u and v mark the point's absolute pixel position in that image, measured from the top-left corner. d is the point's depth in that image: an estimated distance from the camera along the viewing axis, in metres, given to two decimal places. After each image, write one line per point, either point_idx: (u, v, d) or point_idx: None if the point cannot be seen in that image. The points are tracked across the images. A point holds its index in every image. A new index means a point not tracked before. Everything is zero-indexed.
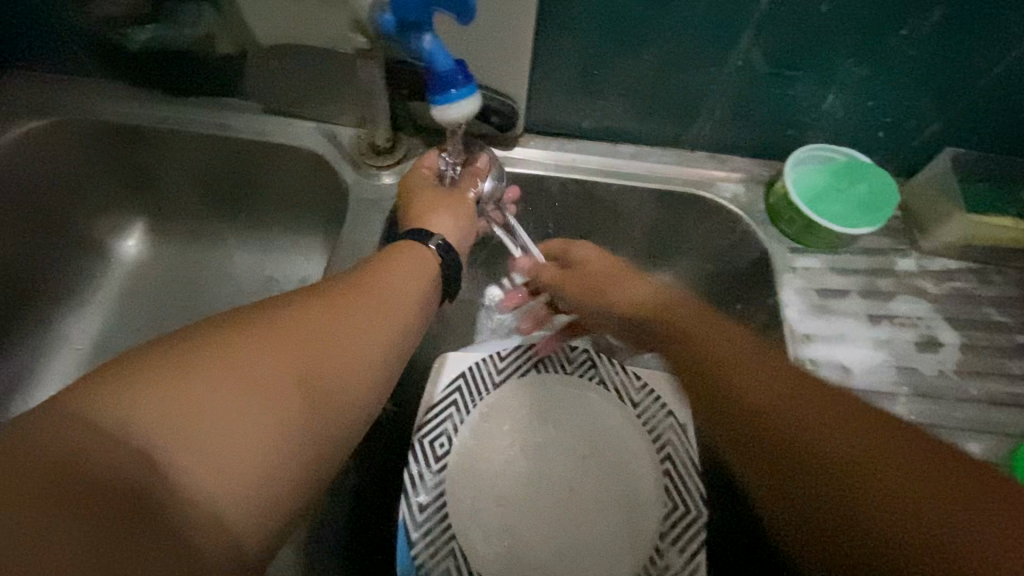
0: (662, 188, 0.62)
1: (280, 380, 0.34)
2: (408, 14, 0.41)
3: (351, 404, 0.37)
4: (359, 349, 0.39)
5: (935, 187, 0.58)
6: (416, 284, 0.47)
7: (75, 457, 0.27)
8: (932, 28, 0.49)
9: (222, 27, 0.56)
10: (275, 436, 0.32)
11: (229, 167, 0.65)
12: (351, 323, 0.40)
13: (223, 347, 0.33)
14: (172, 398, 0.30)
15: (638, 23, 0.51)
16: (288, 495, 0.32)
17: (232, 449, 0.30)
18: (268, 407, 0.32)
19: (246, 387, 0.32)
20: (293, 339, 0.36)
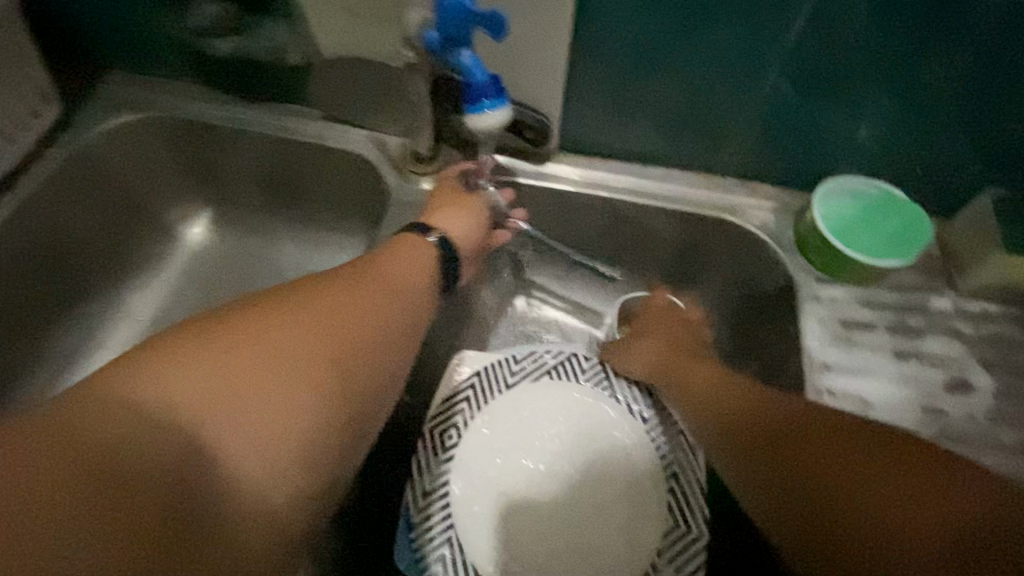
0: (688, 211, 0.63)
1: (283, 369, 0.39)
2: (452, 32, 0.45)
3: (367, 383, 0.43)
4: (359, 344, 0.43)
5: (975, 226, 0.57)
6: (419, 276, 0.52)
7: (111, 429, 0.33)
8: (964, 65, 0.49)
9: (291, 41, 0.63)
10: (299, 417, 0.38)
11: (288, 166, 0.72)
12: (353, 316, 0.44)
13: (225, 349, 0.38)
14: (217, 382, 0.36)
15: (667, 49, 0.53)
16: (309, 458, 0.38)
17: (254, 422, 0.36)
18: (272, 397, 0.38)
19: (249, 382, 0.37)
20: (306, 326, 0.42)
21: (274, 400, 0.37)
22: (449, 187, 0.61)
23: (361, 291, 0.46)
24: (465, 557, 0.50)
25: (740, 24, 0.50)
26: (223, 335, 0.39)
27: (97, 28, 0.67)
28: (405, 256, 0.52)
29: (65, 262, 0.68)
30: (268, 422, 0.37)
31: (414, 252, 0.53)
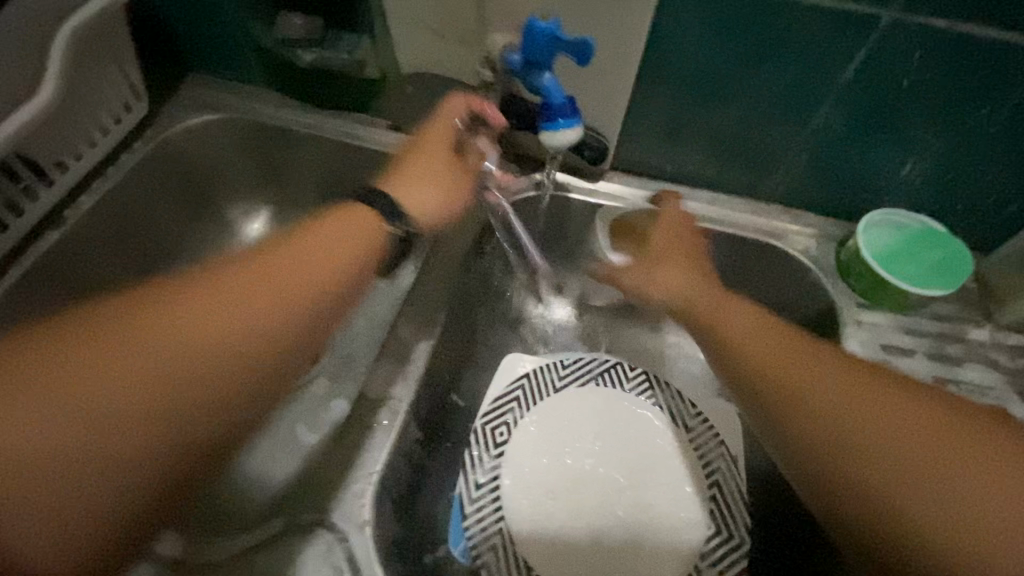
0: (734, 233, 0.66)
1: (97, 370, 0.39)
2: (536, 56, 0.49)
3: (235, 373, 0.43)
4: (204, 330, 0.43)
5: (1013, 262, 0.59)
6: (356, 247, 0.50)
7: None
8: (1011, 111, 0.52)
9: (371, 54, 0.67)
10: (125, 418, 0.39)
11: (351, 170, 0.76)
12: (206, 294, 0.44)
13: (33, 363, 0.39)
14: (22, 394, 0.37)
15: (729, 81, 0.57)
16: (140, 458, 0.40)
17: (51, 428, 0.37)
18: (127, 393, 0.40)
19: (127, 389, 0.39)
20: (138, 320, 0.42)
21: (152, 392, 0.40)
22: (438, 140, 0.56)
23: (262, 275, 0.46)
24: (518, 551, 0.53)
25: (801, 61, 0.54)
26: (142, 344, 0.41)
27: (189, 34, 0.73)
28: (335, 224, 0.50)
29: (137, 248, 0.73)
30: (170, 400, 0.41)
31: (357, 220, 0.51)
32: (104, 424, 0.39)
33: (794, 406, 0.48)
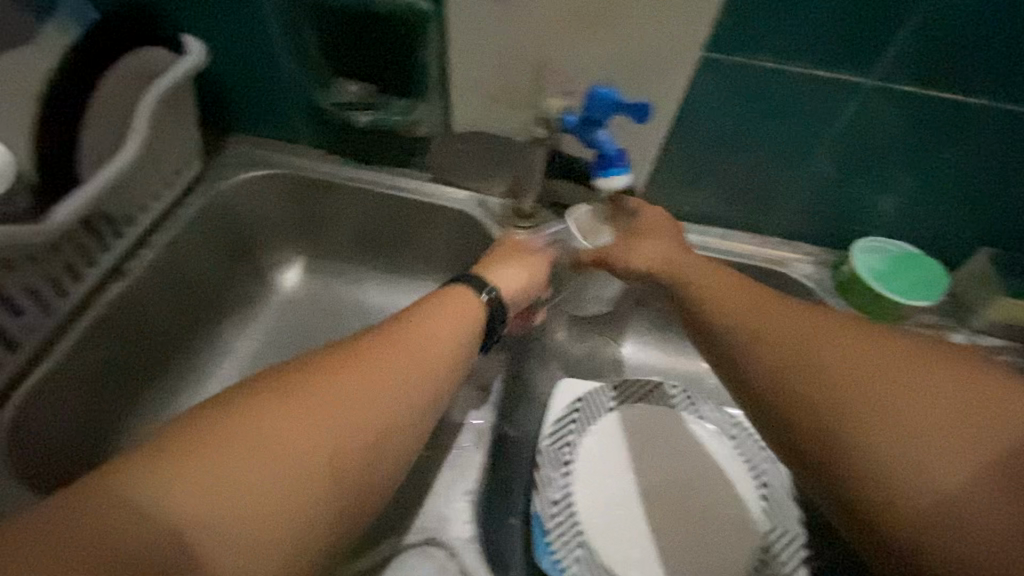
0: (744, 262, 0.77)
1: (350, 409, 0.43)
2: (592, 114, 0.57)
3: (323, 462, 0.40)
4: (348, 425, 0.43)
5: (978, 278, 0.70)
6: (463, 325, 0.56)
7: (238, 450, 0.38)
8: (967, 155, 0.64)
9: (425, 116, 0.73)
10: (279, 518, 0.38)
11: (390, 221, 0.83)
12: (341, 395, 0.44)
13: (231, 461, 0.38)
14: (193, 483, 0.36)
15: (740, 136, 0.67)
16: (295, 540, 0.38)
17: (230, 510, 0.36)
18: (280, 435, 0.40)
19: (263, 455, 0.39)
20: (326, 403, 0.43)
21: (305, 442, 0.40)
22: None
23: (365, 357, 0.47)
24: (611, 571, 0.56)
25: (794, 123, 0.65)
26: (182, 439, 0.38)
27: (244, 105, 0.79)
28: (447, 304, 0.57)
29: (179, 298, 0.76)
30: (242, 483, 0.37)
31: (429, 328, 0.53)
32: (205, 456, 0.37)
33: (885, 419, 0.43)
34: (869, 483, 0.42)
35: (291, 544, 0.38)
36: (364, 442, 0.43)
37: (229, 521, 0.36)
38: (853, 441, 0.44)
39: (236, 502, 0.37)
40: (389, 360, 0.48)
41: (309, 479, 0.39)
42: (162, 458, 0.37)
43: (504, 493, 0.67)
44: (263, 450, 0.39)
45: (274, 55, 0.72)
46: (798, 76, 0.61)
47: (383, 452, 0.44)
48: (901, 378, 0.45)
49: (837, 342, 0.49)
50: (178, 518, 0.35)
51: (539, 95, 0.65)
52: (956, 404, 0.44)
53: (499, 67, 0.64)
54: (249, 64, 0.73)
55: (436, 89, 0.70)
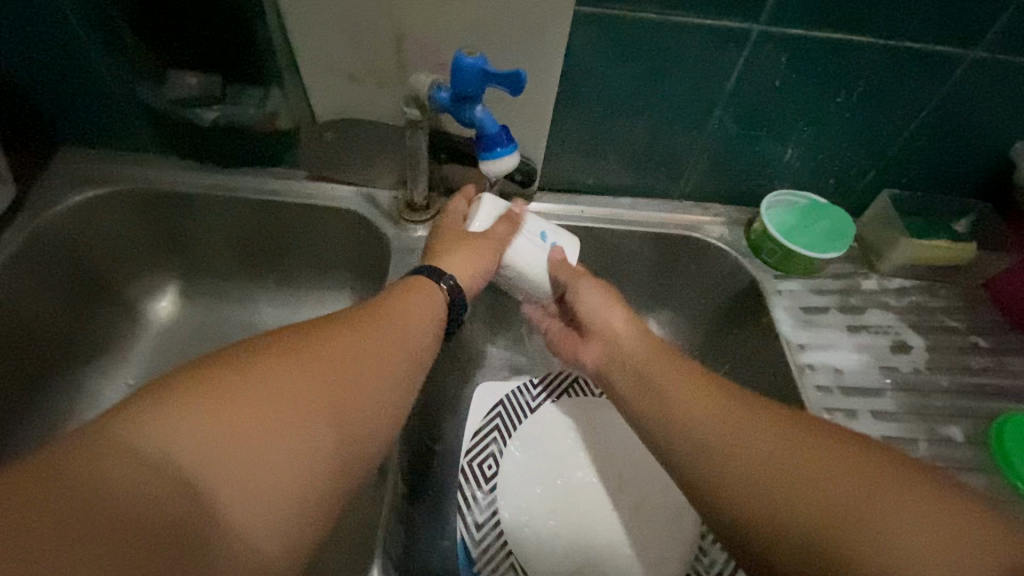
0: (657, 231, 0.73)
1: (361, 367, 0.42)
2: (464, 91, 0.51)
3: (341, 417, 0.38)
4: (360, 386, 0.41)
5: (883, 220, 0.70)
6: (433, 297, 0.53)
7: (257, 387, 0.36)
8: (861, 95, 0.61)
9: (283, 106, 0.63)
10: (299, 466, 0.35)
11: (269, 229, 0.73)
12: (344, 372, 0.40)
13: (252, 400, 0.35)
14: (211, 416, 0.33)
15: (633, 97, 0.62)
16: (308, 502, 0.35)
17: (252, 454, 0.33)
18: (302, 382, 0.38)
19: (278, 425, 0.35)
20: (337, 360, 0.41)
21: (323, 391, 0.38)
22: None
23: (359, 342, 0.43)
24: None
25: (687, 78, 0.60)
26: (187, 378, 0.34)
27: (60, 112, 0.66)
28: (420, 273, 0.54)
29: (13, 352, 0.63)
30: (266, 423, 0.35)
31: (410, 307, 0.50)
32: (226, 392, 0.34)
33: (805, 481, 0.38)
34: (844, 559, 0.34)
35: (289, 524, 0.34)
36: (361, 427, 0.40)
37: (253, 496, 0.33)
38: (795, 522, 0.37)
39: (260, 435, 0.34)
40: (388, 327, 0.46)
41: (323, 456, 0.36)
42: (168, 400, 0.33)
43: (431, 516, 0.61)
44: (277, 421, 0.35)
45: (82, 46, 0.59)
46: (686, 27, 0.56)
47: (377, 438, 0.41)
48: (820, 440, 0.40)
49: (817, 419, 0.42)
50: (196, 449, 0.32)
51: (406, 69, 0.57)
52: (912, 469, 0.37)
53: (352, 40, 0.55)
54: (52, 63, 0.61)
55: (289, 73, 0.60)
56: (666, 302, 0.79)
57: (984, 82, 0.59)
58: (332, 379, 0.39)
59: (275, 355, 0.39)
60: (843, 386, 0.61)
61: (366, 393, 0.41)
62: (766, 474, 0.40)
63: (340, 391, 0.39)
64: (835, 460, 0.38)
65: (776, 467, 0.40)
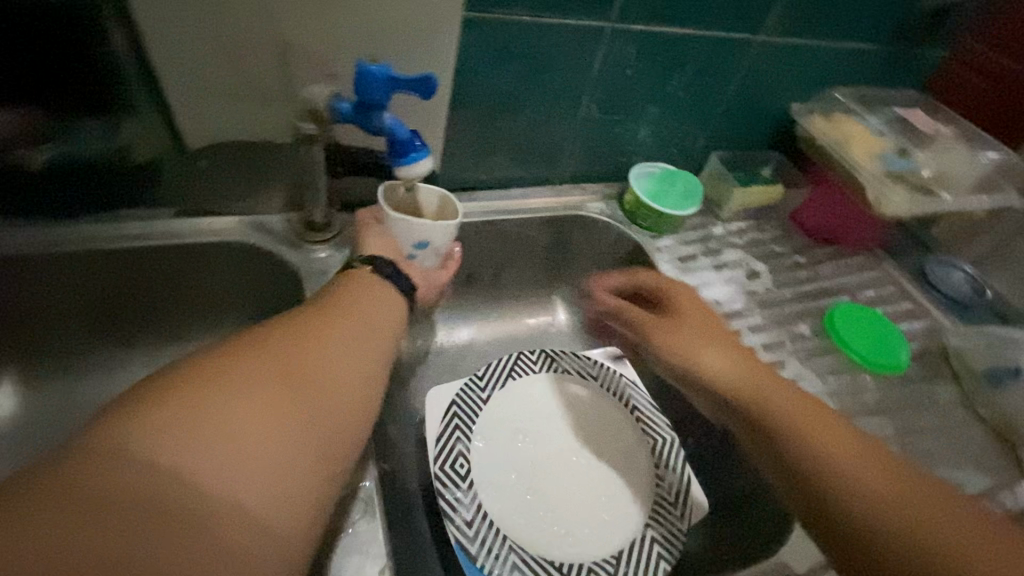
0: (551, 215, 0.79)
1: (328, 352, 0.44)
2: (372, 98, 0.50)
3: (325, 397, 0.41)
4: (334, 367, 0.43)
5: (717, 178, 0.86)
6: (376, 283, 0.52)
7: (236, 376, 0.38)
8: (691, 77, 0.75)
9: (139, 136, 0.55)
10: (294, 444, 0.37)
11: (135, 283, 0.61)
12: (319, 356, 0.43)
13: (233, 394, 0.37)
14: (194, 414, 0.34)
15: (515, 93, 0.67)
16: (314, 474, 0.38)
17: (245, 443, 0.35)
18: (276, 370, 0.40)
19: (259, 415, 0.36)
20: (301, 347, 0.43)
21: (296, 376, 0.40)
22: None
23: (319, 330, 0.45)
24: (547, 559, 0.54)
25: (560, 73, 0.67)
26: (165, 388, 0.36)
27: None
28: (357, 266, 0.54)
29: None
30: (252, 407, 0.37)
31: (361, 301, 0.49)
32: (207, 387, 0.36)
33: (837, 481, 0.45)
34: (869, 552, 0.42)
35: (303, 496, 0.36)
36: (345, 405, 0.42)
37: (244, 476, 0.34)
38: (836, 514, 0.44)
39: (252, 418, 0.36)
40: (346, 315, 0.47)
41: (304, 439, 0.38)
42: (149, 412, 0.34)
43: (413, 536, 0.59)
44: (262, 408, 0.37)
45: None
46: (553, 29, 0.62)
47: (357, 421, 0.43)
48: (851, 457, 0.46)
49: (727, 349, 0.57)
50: (189, 444, 0.33)
51: (292, 82, 0.54)
52: (930, 503, 0.42)
53: (225, 53, 0.51)
54: None
55: (143, 97, 0.53)
56: (566, 279, 0.87)
57: (767, 63, 0.76)
58: (304, 363, 0.42)
59: (241, 352, 0.40)
60: (724, 314, 0.75)
61: (342, 374, 0.43)
62: (830, 467, 0.46)
63: (312, 373, 0.41)
64: (859, 465, 0.45)
65: (818, 466, 0.46)
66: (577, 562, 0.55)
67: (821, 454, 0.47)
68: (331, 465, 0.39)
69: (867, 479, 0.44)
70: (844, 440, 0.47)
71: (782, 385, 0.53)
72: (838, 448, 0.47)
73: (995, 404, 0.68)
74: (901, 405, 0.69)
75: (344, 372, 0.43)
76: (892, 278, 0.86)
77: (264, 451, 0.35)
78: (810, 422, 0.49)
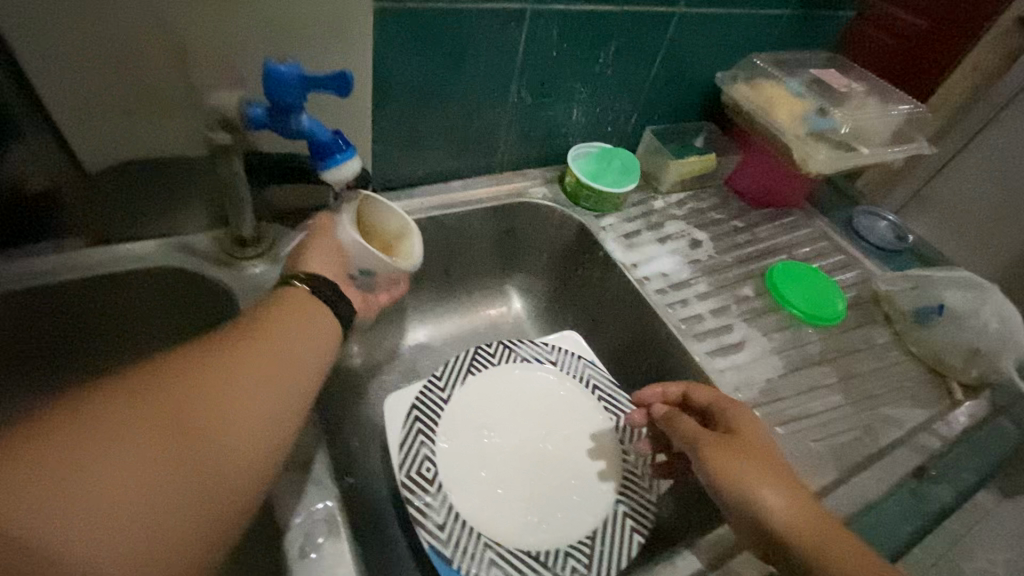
0: (493, 205, 0.78)
1: (237, 386, 0.40)
2: (284, 102, 0.47)
3: (221, 441, 0.38)
4: (240, 406, 0.39)
5: (653, 152, 0.87)
6: (304, 305, 0.48)
7: (119, 414, 0.35)
8: (616, 54, 0.74)
9: (30, 163, 0.50)
10: (172, 493, 0.34)
11: (50, 323, 0.55)
12: (224, 391, 0.39)
13: (109, 437, 0.34)
14: (59, 460, 0.32)
15: (441, 84, 0.65)
16: (196, 525, 0.35)
17: (114, 492, 0.33)
18: (169, 407, 0.37)
19: (136, 459, 0.34)
20: (204, 381, 0.39)
21: (190, 416, 0.37)
22: None
23: (229, 360, 0.41)
24: (524, 550, 0.54)
25: (484, 61, 0.66)
26: (38, 426, 0.33)
27: None
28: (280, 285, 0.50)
29: None
30: (130, 453, 0.34)
31: (275, 322, 0.46)
32: (83, 427, 0.34)
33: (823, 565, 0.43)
34: None
35: (179, 550, 0.34)
36: (248, 449, 0.39)
37: (111, 528, 0.32)
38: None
39: (127, 467, 0.33)
40: (264, 342, 0.44)
41: (189, 486, 0.35)
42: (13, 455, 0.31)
43: (385, 546, 0.58)
44: (141, 453, 0.34)
45: None
46: (472, 15, 0.60)
47: (268, 455, 0.40)
48: (837, 541, 0.44)
49: (748, 417, 0.52)
50: (49, 494, 0.31)
51: (197, 90, 0.50)
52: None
53: (115, 65, 0.47)
54: None
55: (29, 120, 0.48)
56: (516, 267, 0.86)
57: (688, 34, 0.77)
58: (203, 400, 0.38)
59: (134, 384, 0.37)
60: (671, 285, 0.76)
61: (249, 413, 0.40)
62: (815, 546, 0.43)
63: (212, 411, 0.38)
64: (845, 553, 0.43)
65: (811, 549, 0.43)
66: (554, 547, 0.55)
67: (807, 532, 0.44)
68: (220, 515, 0.36)
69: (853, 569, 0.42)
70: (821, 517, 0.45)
71: (761, 444, 0.49)
72: (821, 531, 0.44)
73: (923, 341, 0.73)
74: (841, 352, 0.73)
75: (252, 412, 0.40)
76: (824, 233, 0.90)
77: (136, 502, 0.33)
78: (792, 497, 0.46)
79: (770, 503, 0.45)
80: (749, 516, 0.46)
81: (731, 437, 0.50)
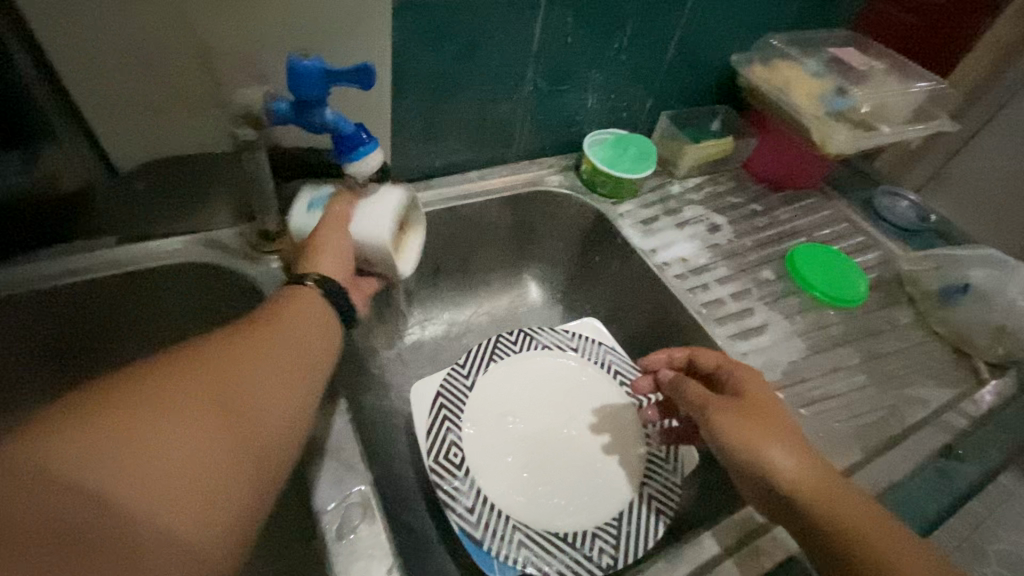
0: (510, 195, 0.79)
1: (260, 368, 0.41)
2: (307, 96, 0.48)
3: (251, 418, 0.39)
4: (264, 385, 0.40)
5: (669, 137, 0.87)
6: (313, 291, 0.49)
7: (152, 393, 0.36)
8: (631, 39, 0.74)
9: (65, 162, 0.51)
10: (212, 466, 0.35)
11: (88, 317, 0.57)
12: (248, 371, 0.40)
13: (148, 413, 0.34)
14: (103, 435, 0.32)
15: (457, 74, 0.65)
16: (236, 498, 0.36)
17: (160, 466, 0.33)
18: (199, 386, 0.37)
19: (176, 434, 0.35)
20: (229, 362, 0.40)
21: (221, 395, 0.38)
22: None
23: (250, 343, 0.42)
24: (553, 531, 0.55)
25: (500, 49, 0.66)
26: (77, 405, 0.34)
27: None
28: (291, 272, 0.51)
29: None
30: (169, 429, 0.35)
31: (291, 307, 0.46)
32: (120, 406, 0.34)
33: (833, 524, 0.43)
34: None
35: (223, 519, 0.35)
36: (275, 426, 0.40)
37: (162, 498, 0.33)
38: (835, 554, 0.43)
39: (168, 442, 0.34)
40: (280, 326, 0.44)
41: (228, 459, 0.36)
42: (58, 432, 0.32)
43: (416, 531, 0.59)
44: (181, 429, 0.35)
45: None
46: (489, 4, 0.60)
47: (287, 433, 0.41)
48: (845, 504, 0.44)
49: (758, 381, 0.52)
50: (99, 466, 0.31)
51: (222, 87, 0.51)
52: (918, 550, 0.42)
53: (142, 63, 0.47)
54: None
55: (63, 120, 0.49)
56: (534, 256, 0.87)
57: (704, 16, 0.76)
58: (230, 381, 0.39)
59: (162, 366, 0.38)
60: (691, 270, 0.76)
61: (272, 393, 0.41)
62: (823, 507, 0.44)
63: (240, 390, 0.39)
64: (853, 512, 0.44)
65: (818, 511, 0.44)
66: (582, 529, 0.56)
67: (814, 493, 0.44)
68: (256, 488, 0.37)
69: (860, 529, 0.43)
70: (829, 480, 0.45)
71: (773, 409, 0.49)
72: (829, 493, 0.44)
73: (947, 320, 0.73)
74: (864, 334, 0.73)
75: (275, 392, 0.41)
76: (843, 215, 0.89)
77: (183, 474, 0.34)
78: (802, 462, 0.46)
79: (779, 464, 0.46)
80: (759, 478, 0.46)
81: (743, 402, 0.50)
